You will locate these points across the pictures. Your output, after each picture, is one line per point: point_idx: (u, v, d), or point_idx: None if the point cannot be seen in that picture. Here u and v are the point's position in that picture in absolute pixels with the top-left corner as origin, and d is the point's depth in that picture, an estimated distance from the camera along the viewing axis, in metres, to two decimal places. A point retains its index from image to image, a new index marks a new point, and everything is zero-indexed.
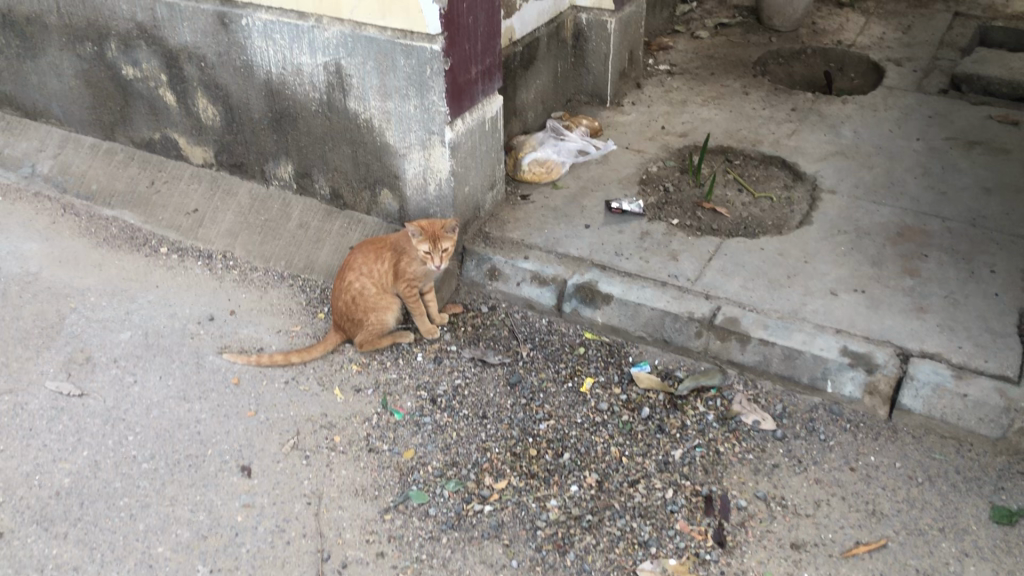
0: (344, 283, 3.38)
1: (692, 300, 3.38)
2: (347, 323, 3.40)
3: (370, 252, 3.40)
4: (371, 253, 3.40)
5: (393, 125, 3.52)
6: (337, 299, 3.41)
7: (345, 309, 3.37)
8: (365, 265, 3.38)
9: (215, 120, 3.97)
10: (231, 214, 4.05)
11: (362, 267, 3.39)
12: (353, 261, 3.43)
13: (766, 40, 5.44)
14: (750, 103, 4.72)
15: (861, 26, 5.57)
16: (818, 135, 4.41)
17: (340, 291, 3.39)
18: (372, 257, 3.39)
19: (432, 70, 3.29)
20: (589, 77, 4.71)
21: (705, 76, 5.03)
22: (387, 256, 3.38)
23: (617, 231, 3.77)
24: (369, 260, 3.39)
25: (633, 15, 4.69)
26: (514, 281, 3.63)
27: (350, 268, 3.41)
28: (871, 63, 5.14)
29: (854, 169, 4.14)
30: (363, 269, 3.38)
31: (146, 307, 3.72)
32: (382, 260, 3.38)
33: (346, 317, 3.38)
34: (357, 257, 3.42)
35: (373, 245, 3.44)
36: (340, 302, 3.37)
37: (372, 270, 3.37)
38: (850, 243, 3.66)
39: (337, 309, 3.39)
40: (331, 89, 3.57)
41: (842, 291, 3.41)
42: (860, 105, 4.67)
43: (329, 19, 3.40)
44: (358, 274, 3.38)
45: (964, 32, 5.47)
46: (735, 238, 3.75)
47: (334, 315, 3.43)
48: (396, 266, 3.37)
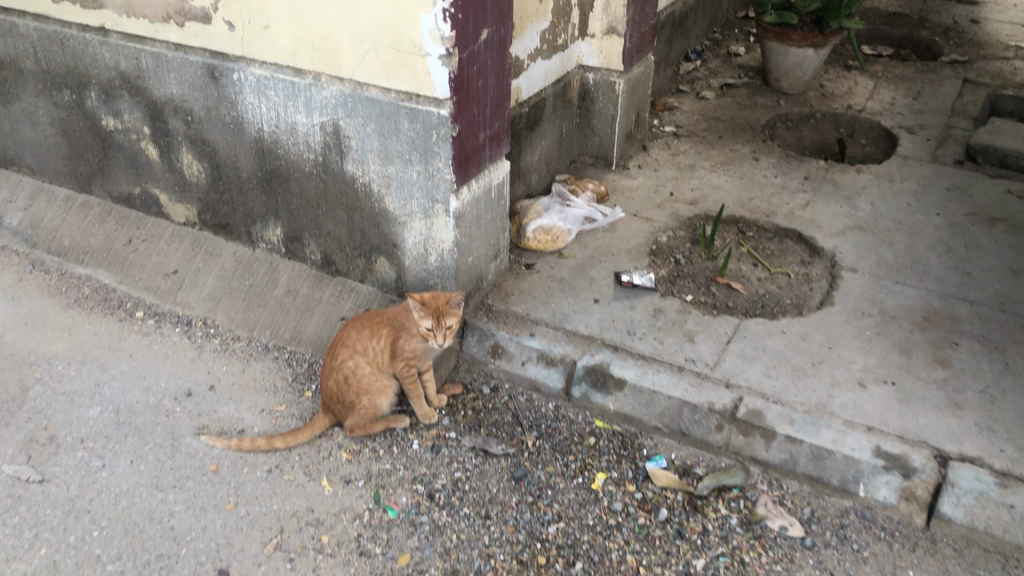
0: (335, 362, 3.10)
1: (711, 389, 3.14)
2: (338, 406, 3.11)
3: (365, 328, 3.13)
4: (366, 329, 3.13)
5: (393, 191, 3.28)
6: (327, 379, 3.12)
7: (336, 390, 3.08)
8: (360, 342, 3.11)
9: (200, 177, 3.72)
10: (213, 277, 3.78)
11: (356, 344, 3.11)
12: (346, 337, 3.16)
13: (774, 102, 5.28)
14: (761, 170, 4.54)
15: (869, 90, 5.43)
16: (834, 207, 4.22)
17: (331, 370, 3.11)
18: (368, 333, 3.12)
19: (439, 136, 3.05)
20: (595, 138, 4.51)
21: (713, 140, 4.84)
22: (384, 332, 3.11)
23: (628, 307, 3.54)
24: (364, 337, 3.12)
25: (641, 76, 4.50)
26: (518, 360, 3.37)
27: (343, 345, 3.14)
28: (883, 130, 4.96)
29: (874, 245, 3.94)
30: (357, 346, 3.10)
31: (118, 379, 3.43)
32: (379, 337, 3.11)
33: (337, 399, 3.09)
34: (351, 333, 3.15)
35: (368, 320, 3.17)
36: (331, 382, 3.09)
37: (367, 348, 3.10)
38: (875, 328, 3.45)
39: (328, 390, 3.10)
40: (327, 150, 3.33)
41: (871, 382, 3.19)
42: (875, 176, 4.49)
43: (328, 77, 3.17)
44: (351, 351, 3.10)
45: (975, 100, 5.32)
46: (753, 317, 3.53)
47: (324, 396, 3.14)
48: (393, 343, 3.10)
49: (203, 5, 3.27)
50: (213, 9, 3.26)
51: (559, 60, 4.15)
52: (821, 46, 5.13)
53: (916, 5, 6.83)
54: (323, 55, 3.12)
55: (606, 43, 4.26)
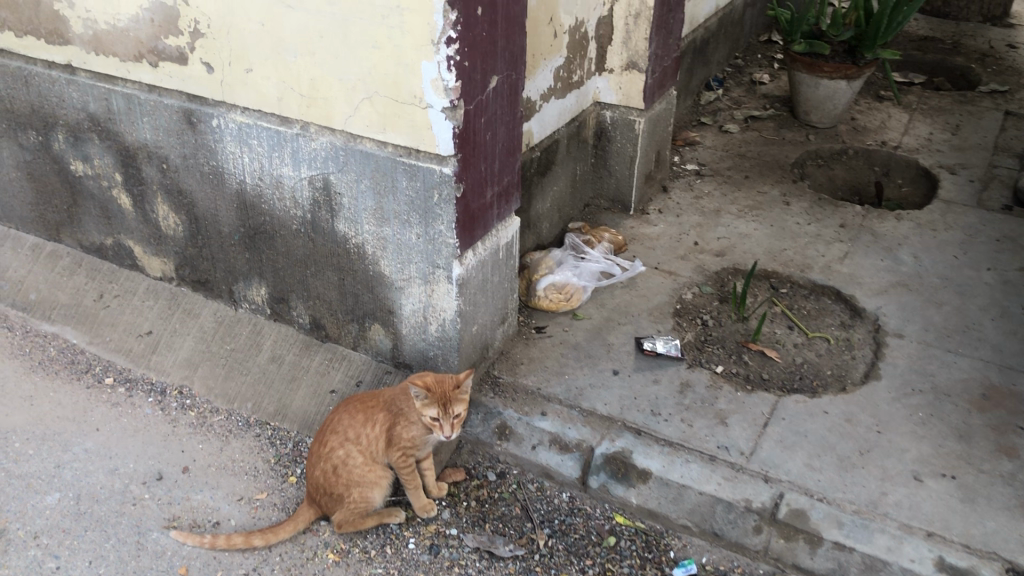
0: (324, 450, 2.73)
1: (747, 484, 2.77)
2: (325, 499, 2.73)
3: (359, 411, 2.77)
4: (360, 413, 2.76)
5: (389, 254, 2.92)
6: (313, 467, 2.75)
7: (324, 482, 2.71)
8: (353, 426, 2.75)
9: (178, 229, 3.36)
10: (191, 340, 3.42)
11: (348, 428, 2.74)
12: (337, 420, 2.79)
13: (803, 137, 4.91)
14: (792, 217, 4.17)
15: (904, 124, 5.06)
16: (873, 260, 3.85)
17: (319, 457, 2.74)
18: (363, 417, 2.75)
19: (440, 196, 2.70)
20: (611, 180, 4.15)
21: (738, 181, 4.48)
22: (381, 417, 2.74)
23: (652, 381, 3.17)
24: (359, 421, 2.75)
25: (663, 113, 4.14)
26: (528, 443, 3.00)
27: (333, 430, 2.77)
28: (922, 169, 4.61)
29: (920, 306, 3.57)
30: (349, 433, 2.73)
31: (81, 460, 3.07)
32: (375, 421, 2.74)
33: (325, 492, 2.72)
34: (342, 417, 2.78)
35: (363, 402, 2.81)
36: (320, 472, 2.72)
37: (361, 435, 2.73)
38: (929, 408, 3.07)
39: (315, 481, 2.73)
40: (316, 206, 2.98)
41: (928, 476, 2.80)
42: (917, 223, 4.12)
43: (318, 127, 2.83)
44: (343, 439, 2.73)
45: (1019, 136, 4.95)
46: (791, 393, 3.16)
47: (309, 487, 2.76)
48: (390, 430, 2.73)
49: (178, 43, 2.92)
50: (190, 48, 2.91)
51: (574, 98, 3.79)
52: (854, 78, 4.75)
53: (947, 29, 6.46)
54: (312, 102, 2.78)
55: (625, 79, 3.90)
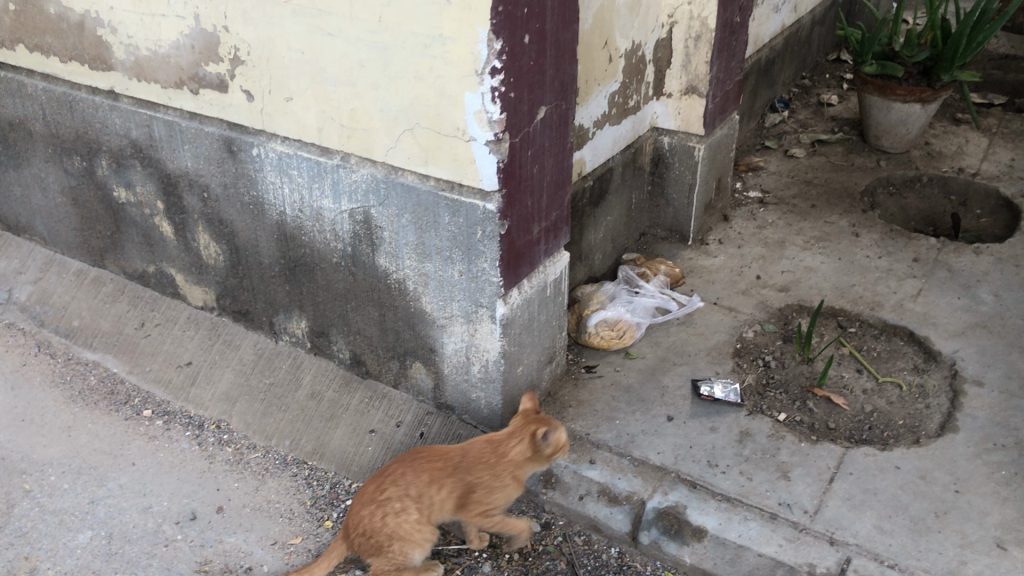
0: (382, 500, 2.50)
1: (811, 547, 2.56)
2: (366, 547, 2.51)
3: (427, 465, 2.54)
4: (427, 473, 2.52)
5: (430, 291, 2.79)
6: (360, 512, 2.52)
7: (374, 531, 2.49)
8: (417, 480, 2.52)
9: (218, 259, 3.28)
10: (230, 373, 3.33)
11: (411, 482, 2.52)
12: (400, 470, 2.56)
13: (873, 163, 4.66)
14: (862, 249, 3.94)
15: (984, 149, 4.78)
16: (950, 299, 3.60)
17: (370, 504, 2.52)
18: (434, 470, 2.53)
19: (484, 233, 2.59)
20: (669, 209, 3.97)
21: (804, 210, 4.25)
22: (459, 472, 2.52)
23: (708, 428, 2.98)
24: (428, 474, 2.52)
25: (724, 140, 3.94)
26: (575, 493, 2.83)
27: (393, 480, 2.54)
28: (1003, 199, 4.33)
29: (1002, 351, 3.31)
30: (412, 490, 2.51)
31: (116, 496, 2.97)
32: (448, 476, 2.52)
33: (370, 540, 2.50)
34: (405, 473, 2.54)
35: (428, 457, 2.58)
36: (368, 518, 2.50)
37: (425, 494, 2.51)
38: (1012, 465, 2.82)
39: (361, 527, 2.50)
40: (357, 241, 2.87)
41: (1011, 544, 2.56)
42: (998, 258, 3.85)
43: (358, 158, 2.73)
44: (403, 494, 2.50)
45: None
46: (859, 445, 2.94)
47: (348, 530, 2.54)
48: (469, 488, 2.54)
49: (218, 71, 2.83)
50: (229, 76, 2.82)
51: (630, 124, 3.62)
52: (929, 101, 4.51)
53: None
54: (353, 133, 2.68)
55: (684, 104, 3.71)
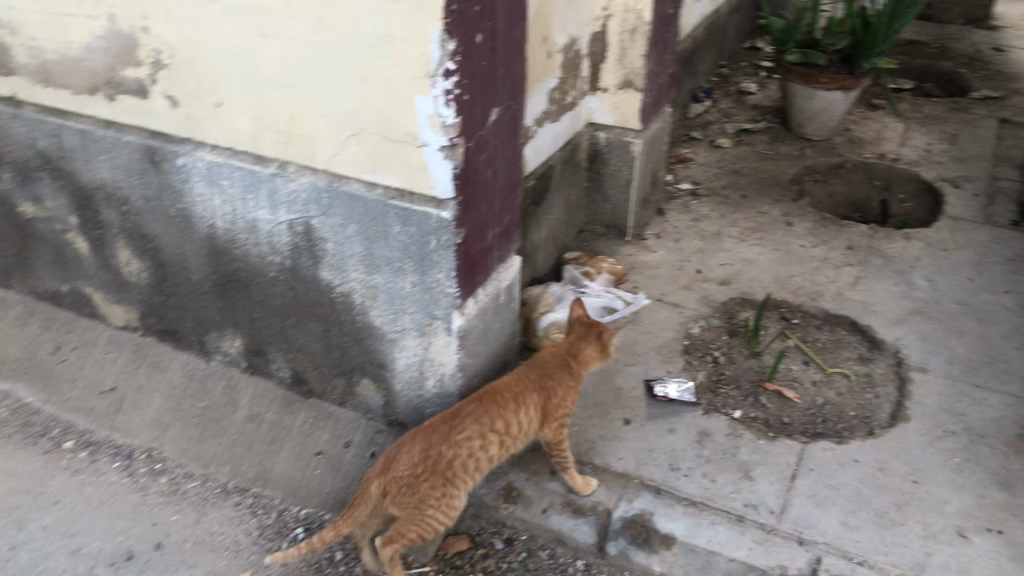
0: (452, 436, 2.41)
1: (781, 548, 2.54)
2: (417, 493, 2.36)
3: (498, 398, 2.51)
4: (510, 404, 2.52)
5: (379, 303, 2.65)
6: (416, 452, 2.39)
7: (437, 472, 2.37)
8: (488, 414, 2.48)
9: (142, 276, 3.06)
10: (159, 398, 3.10)
11: (483, 416, 2.47)
12: (464, 408, 2.48)
13: (798, 151, 4.70)
14: (796, 239, 3.96)
15: (901, 134, 4.88)
16: (886, 285, 3.65)
17: (431, 444, 2.40)
18: (506, 403, 2.52)
19: (438, 242, 2.46)
20: (607, 206, 3.94)
21: (736, 201, 4.25)
22: (531, 399, 2.57)
23: (667, 430, 2.93)
24: (501, 408, 2.51)
25: (659, 133, 3.91)
26: (538, 507, 2.74)
27: (456, 417, 2.45)
28: (923, 183, 4.42)
29: (941, 336, 3.38)
30: (498, 424, 2.49)
31: (40, 539, 2.71)
32: (522, 407, 2.54)
33: (428, 483, 2.36)
34: (481, 410, 2.48)
35: (490, 391, 2.54)
36: (427, 458, 2.38)
37: (509, 426, 2.51)
38: (964, 452, 2.87)
39: (421, 468, 2.37)
40: (297, 253, 2.70)
41: (973, 532, 2.59)
42: (926, 243, 3.93)
43: (297, 167, 2.57)
44: (489, 430, 2.47)
45: (1018, 144, 4.80)
46: (816, 439, 2.94)
47: (397, 473, 2.37)
48: (537, 416, 2.60)
49: (138, 75, 2.62)
50: (150, 81, 2.61)
51: (568, 121, 3.56)
52: (851, 88, 4.51)
53: (932, 32, 6.30)
54: (292, 140, 2.53)
55: (620, 99, 3.66)
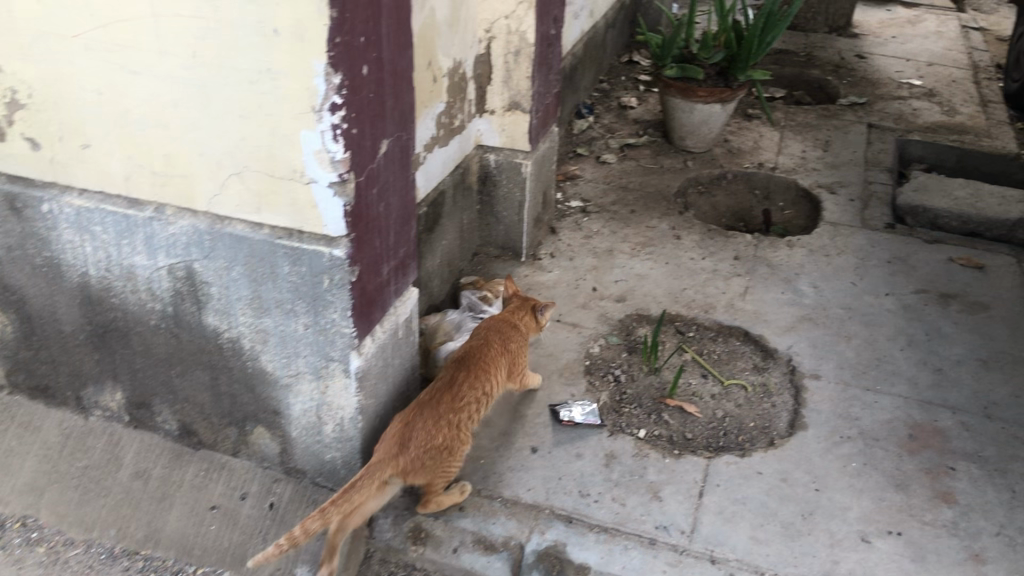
0: (459, 405, 2.58)
1: (695, 569, 2.53)
2: (433, 462, 2.51)
3: (481, 362, 2.73)
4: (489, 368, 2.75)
5: (271, 348, 2.53)
6: (433, 422, 2.51)
7: (450, 439, 2.55)
8: (478, 377, 2.69)
9: (6, 331, 2.84)
10: (33, 461, 2.89)
11: (474, 378, 2.68)
12: (460, 377, 2.65)
13: (681, 164, 4.77)
14: (686, 251, 4.02)
15: (777, 142, 5.03)
16: (775, 294, 3.73)
17: (443, 413, 2.54)
18: (488, 369, 2.74)
19: (332, 281, 2.35)
20: (501, 227, 3.86)
21: (625, 216, 4.28)
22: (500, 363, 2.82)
23: (574, 456, 2.90)
24: (487, 375, 2.72)
25: (547, 153, 3.89)
26: (448, 546, 2.66)
27: (455, 387, 2.62)
28: (802, 191, 4.57)
29: (830, 342, 3.47)
30: (484, 386, 2.71)
31: None
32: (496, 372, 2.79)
33: (443, 449, 2.52)
34: (472, 374, 2.68)
35: (469, 357, 2.74)
36: (442, 425, 2.53)
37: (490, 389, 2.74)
38: (860, 456, 2.94)
39: (437, 438, 2.50)
40: (179, 299, 2.55)
41: (875, 536, 2.65)
42: (809, 249, 4.04)
43: (175, 209, 2.43)
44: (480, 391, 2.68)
45: (885, 148, 5.01)
46: (720, 453, 2.96)
47: (418, 443, 2.47)
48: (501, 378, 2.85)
49: None
50: (8, 123, 2.44)
51: (458, 144, 3.50)
52: (728, 101, 4.61)
53: (799, 42, 6.53)
54: (168, 181, 2.38)
55: (509, 121, 3.62)
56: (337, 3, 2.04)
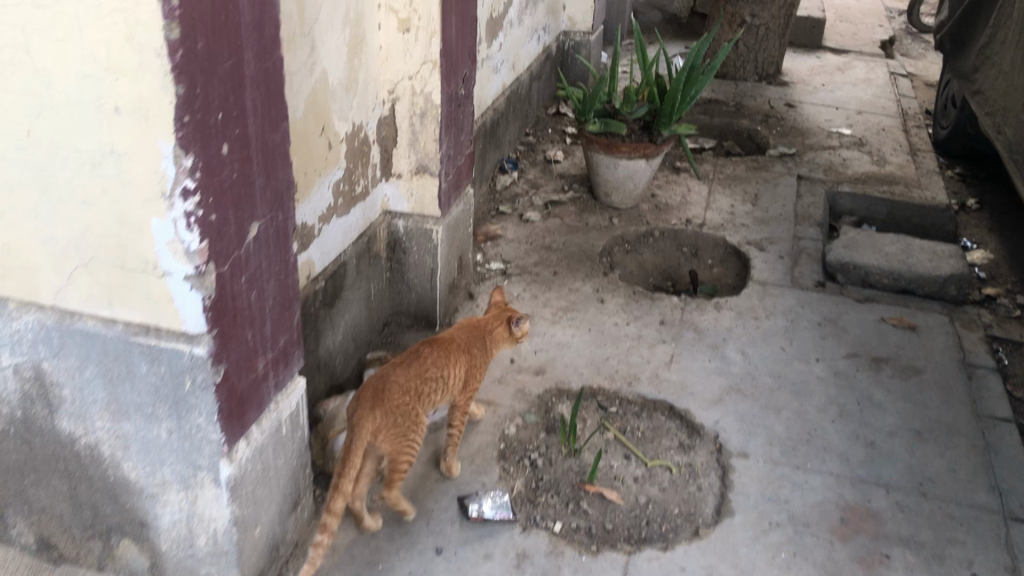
0: (428, 375, 2.68)
1: None
2: (403, 426, 2.58)
3: (453, 344, 2.81)
4: (461, 349, 2.83)
5: (133, 454, 2.26)
6: (406, 385, 2.59)
7: (414, 407, 2.62)
8: (448, 355, 2.77)
9: None
10: None
11: (444, 355, 2.77)
12: (427, 349, 2.74)
13: (606, 221, 4.59)
14: (610, 316, 3.81)
15: (705, 197, 4.89)
16: (702, 362, 3.54)
17: (413, 378, 2.63)
18: (458, 351, 2.81)
19: (195, 383, 2.10)
20: (412, 295, 3.60)
21: (547, 278, 4.07)
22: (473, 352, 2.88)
23: (483, 557, 2.65)
24: (458, 358, 2.81)
25: (461, 216, 3.68)
26: None
27: (425, 360, 2.70)
28: (731, 248, 4.43)
29: (758, 415, 3.28)
30: (454, 367, 2.79)
31: None
32: (470, 355, 2.86)
33: (411, 411, 2.61)
34: (443, 352, 2.77)
35: (442, 338, 2.82)
36: (409, 387, 2.62)
37: (460, 370, 2.82)
38: (791, 545, 2.74)
39: (405, 400, 2.58)
40: (28, 401, 2.27)
41: None
42: (737, 312, 3.88)
43: (19, 302, 2.16)
44: (449, 372, 2.77)
45: (815, 201, 4.90)
46: (642, 546, 2.73)
47: (393, 402, 2.55)
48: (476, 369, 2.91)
49: None
50: None
51: (359, 211, 3.24)
52: (653, 156, 4.48)
53: (728, 90, 6.45)
54: (10, 274, 2.13)
55: (417, 185, 3.40)
56: (184, 78, 1.79)
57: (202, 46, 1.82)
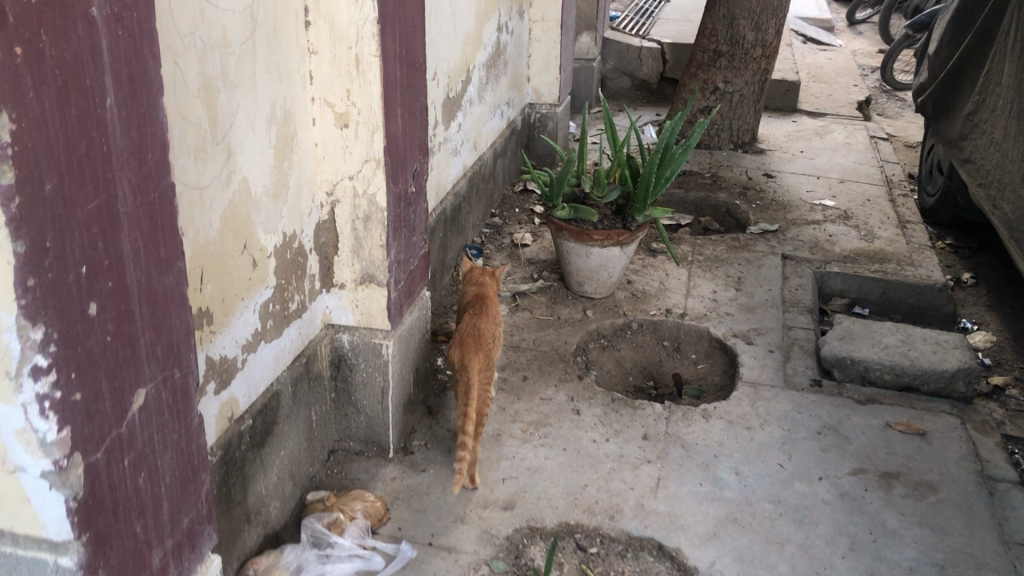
0: (492, 325, 3.25)
1: None
2: (489, 370, 3.11)
3: (493, 303, 3.41)
4: (494, 305, 3.44)
5: None
6: (489, 334, 3.15)
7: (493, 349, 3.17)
8: (493, 310, 3.37)
9: None
10: None
11: (493, 310, 3.35)
12: (486, 307, 3.32)
13: (580, 314, 4.19)
14: (586, 430, 3.39)
15: (685, 282, 4.52)
16: (691, 486, 3.13)
17: (488, 327, 3.19)
18: (496, 308, 3.42)
19: None
20: (361, 418, 3.16)
21: (516, 385, 3.65)
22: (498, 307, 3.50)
23: None
24: (496, 311, 3.41)
25: (416, 324, 3.27)
26: None
27: (487, 314, 3.27)
28: (715, 342, 4.05)
29: (759, 551, 2.86)
30: (497, 319, 3.38)
31: None
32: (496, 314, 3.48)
33: (492, 355, 3.16)
34: (491, 306, 3.35)
35: (487, 297, 3.41)
36: (490, 337, 3.17)
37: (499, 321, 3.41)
38: None
39: (489, 345, 3.13)
40: None
41: None
42: (728, 421, 3.47)
43: None
44: (497, 320, 3.35)
45: (803, 284, 4.55)
46: None
47: (487, 347, 3.09)
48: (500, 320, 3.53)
49: None
50: None
51: (295, 330, 2.82)
52: (628, 243, 4.12)
53: (704, 160, 6.13)
54: None
55: (363, 295, 2.98)
56: (27, 231, 1.38)
57: (53, 187, 1.41)
